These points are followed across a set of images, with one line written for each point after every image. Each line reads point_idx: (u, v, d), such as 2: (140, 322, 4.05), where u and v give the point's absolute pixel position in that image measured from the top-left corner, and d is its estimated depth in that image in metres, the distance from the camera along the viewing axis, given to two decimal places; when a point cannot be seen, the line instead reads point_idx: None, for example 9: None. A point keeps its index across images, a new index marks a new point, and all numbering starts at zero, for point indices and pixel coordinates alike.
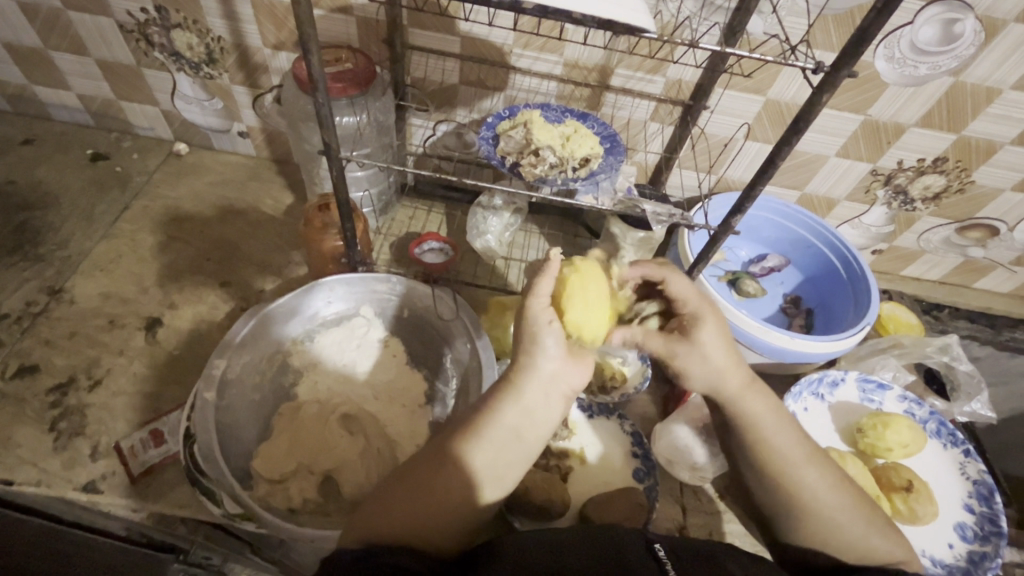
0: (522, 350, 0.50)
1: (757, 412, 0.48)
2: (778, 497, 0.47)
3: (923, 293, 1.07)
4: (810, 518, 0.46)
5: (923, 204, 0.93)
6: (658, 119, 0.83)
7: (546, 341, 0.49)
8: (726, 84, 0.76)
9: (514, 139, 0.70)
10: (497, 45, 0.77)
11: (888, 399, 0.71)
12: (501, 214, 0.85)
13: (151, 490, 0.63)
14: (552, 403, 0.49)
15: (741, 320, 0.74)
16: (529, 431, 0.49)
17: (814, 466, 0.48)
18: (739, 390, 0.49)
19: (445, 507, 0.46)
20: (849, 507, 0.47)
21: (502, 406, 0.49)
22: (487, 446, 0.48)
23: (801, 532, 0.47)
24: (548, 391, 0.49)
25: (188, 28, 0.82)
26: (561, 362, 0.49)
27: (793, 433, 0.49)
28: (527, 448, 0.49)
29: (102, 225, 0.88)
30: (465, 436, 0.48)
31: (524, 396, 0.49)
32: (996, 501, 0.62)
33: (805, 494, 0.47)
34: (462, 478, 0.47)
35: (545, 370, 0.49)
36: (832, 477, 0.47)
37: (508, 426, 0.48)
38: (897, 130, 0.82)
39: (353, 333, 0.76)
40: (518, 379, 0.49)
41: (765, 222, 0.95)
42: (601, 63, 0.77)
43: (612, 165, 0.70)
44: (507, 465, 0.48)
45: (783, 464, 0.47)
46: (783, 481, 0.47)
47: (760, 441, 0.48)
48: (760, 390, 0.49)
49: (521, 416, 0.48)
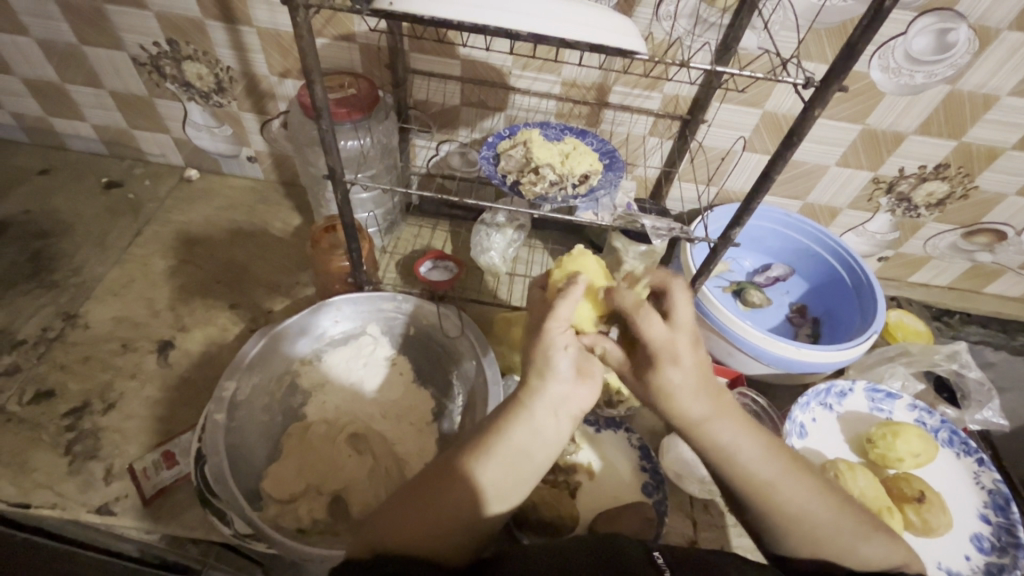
0: (534, 369, 0.50)
1: (725, 438, 0.48)
2: (758, 518, 0.48)
3: (932, 299, 1.06)
4: (793, 535, 0.47)
5: (927, 210, 0.92)
6: (657, 133, 0.84)
7: (557, 364, 0.50)
8: (722, 97, 0.77)
9: (514, 158, 0.71)
10: (496, 67, 0.79)
11: (898, 408, 0.70)
12: (504, 231, 0.87)
13: (163, 511, 0.64)
14: (560, 423, 0.50)
15: (746, 331, 0.74)
16: (538, 449, 0.49)
17: (793, 485, 0.47)
18: (703, 420, 0.48)
19: (454, 520, 0.46)
20: (831, 520, 0.47)
21: (510, 424, 0.49)
22: (495, 463, 0.48)
23: (786, 546, 0.48)
24: (558, 412, 0.49)
25: (198, 59, 0.85)
26: (571, 383, 0.50)
27: (767, 452, 0.48)
28: (535, 466, 0.49)
29: (116, 250, 0.90)
30: (476, 448, 0.49)
31: (532, 414, 0.49)
32: (1012, 511, 0.61)
33: (785, 512, 0.47)
34: (471, 490, 0.47)
35: (556, 390, 0.50)
36: (810, 490, 0.48)
37: (517, 445, 0.48)
38: (896, 138, 0.82)
39: (361, 352, 0.77)
40: (528, 399, 0.50)
41: (768, 232, 0.95)
42: (599, 81, 0.79)
43: (611, 181, 0.71)
44: (513, 480, 0.48)
45: (757, 488, 0.47)
46: (757, 500, 0.47)
47: (730, 463, 0.48)
48: (727, 414, 0.48)
49: (529, 435, 0.48)
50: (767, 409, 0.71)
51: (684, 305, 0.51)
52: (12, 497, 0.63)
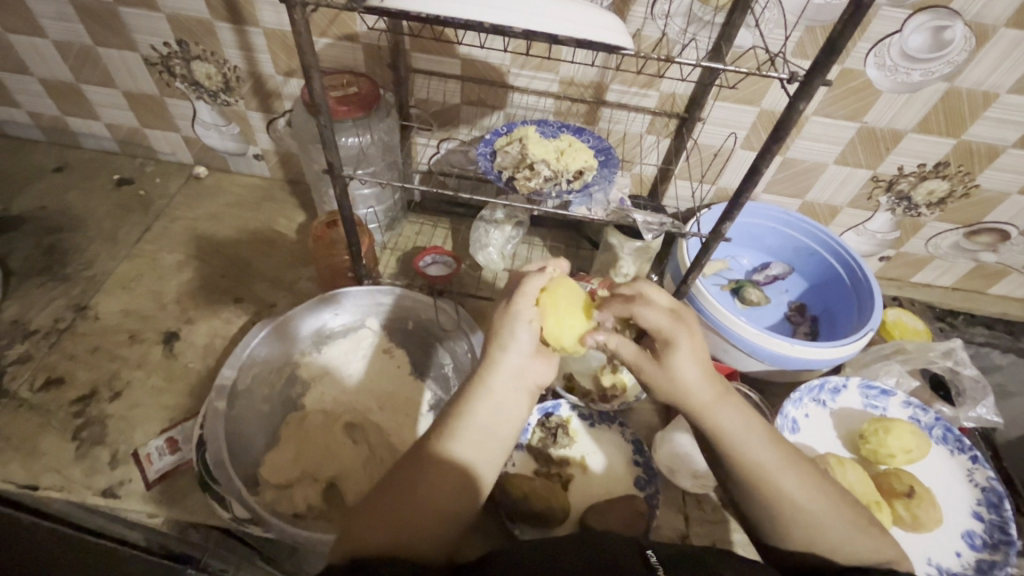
0: (491, 345, 0.53)
1: (730, 422, 0.49)
2: (759, 506, 0.48)
3: (935, 299, 1.05)
4: (793, 525, 0.47)
5: (928, 209, 0.92)
6: (654, 131, 0.85)
7: (518, 337, 0.52)
8: (717, 95, 0.78)
9: (510, 154, 0.73)
10: (495, 65, 0.80)
11: (892, 405, 0.70)
12: (503, 227, 0.88)
13: (166, 495, 0.66)
14: (519, 395, 0.52)
15: (740, 327, 0.74)
16: (502, 425, 0.50)
17: (794, 472, 0.48)
18: (707, 403, 0.50)
19: (433, 503, 0.46)
20: (831, 509, 0.47)
21: (472, 403, 0.50)
22: (465, 440, 0.49)
23: (785, 537, 0.47)
24: (517, 383, 0.52)
25: (206, 59, 0.87)
26: (527, 355, 0.53)
27: (768, 440, 0.49)
28: (501, 441, 0.50)
29: (126, 245, 0.93)
30: (442, 429, 0.50)
31: (490, 389, 0.51)
32: (1006, 508, 0.61)
33: (785, 500, 0.47)
34: (442, 470, 0.47)
35: (513, 362, 0.52)
36: (810, 480, 0.48)
37: (480, 422, 0.49)
38: (895, 136, 0.82)
39: (359, 345, 0.78)
40: (486, 375, 0.52)
41: (767, 230, 0.95)
42: (596, 79, 0.80)
43: (606, 177, 0.72)
44: (483, 457, 0.49)
45: (761, 473, 0.47)
46: (760, 485, 0.47)
47: (735, 447, 0.49)
48: (731, 401, 0.50)
49: (491, 409, 0.50)
50: (761, 403, 0.72)
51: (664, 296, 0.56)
52: (21, 479, 0.66)
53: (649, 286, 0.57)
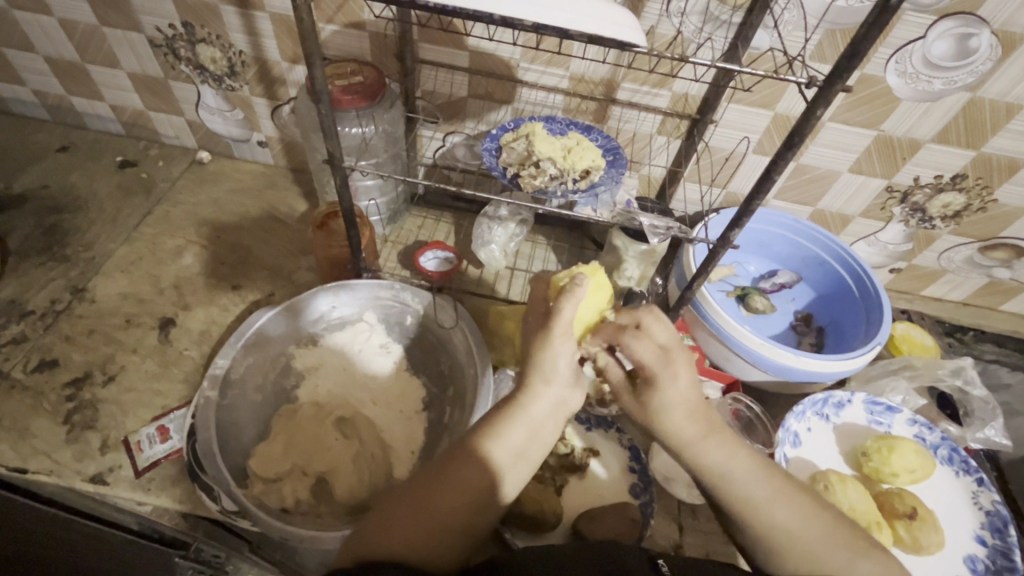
0: (533, 372, 0.51)
1: (716, 459, 0.48)
2: (750, 541, 0.46)
3: (945, 314, 1.03)
4: (790, 557, 0.44)
5: (943, 222, 0.90)
6: (665, 133, 0.83)
7: (558, 367, 0.51)
8: (731, 97, 0.76)
9: (515, 151, 0.71)
10: (504, 59, 0.79)
11: (897, 422, 0.69)
12: (506, 225, 0.86)
13: (154, 483, 0.65)
14: (553, 424, 0.51)
15: (745, 336, 0.73)
16: (533, 449, 0.50)
17: (783, 504, 0.46)
18: (694, 442, 0.49)
19: (463, 521, 0.45)
20: (829, 537, 0.45)
21: (506, 425, 0.49)
22: (505, 457, 0.48)
23: (782, 570, 0.45)
24: (554, 412, 0.51)
25: (212, 43, 0.86)
26: (568, 388, 0.51)
27: (758, 473, 0.48)
28: (532, 465, 0.50)
29: (126, 227, 0.92)
30: (480, 444, 0.48)
31: (530, 413, 0.49)
32: (1010, 534, 0.59)
33: (774, 531, 0.45)
34: (478, 488, 0.46)
35: (554, 392, 0.51)
36: (804, 510, 0.46)
37: (514, 445, 0.48)
38: (912, 145, 0.80)
39: (356, 338, 0.77)
40: (527, 399, 0.50)
41: (776, 238, 0.93)
42: (607, 77, 0.78)
43: (613, 178, 0.71)
44: (516, 477, 0.48)
45: (750, 508, 0.46)
46: (750, 521, 0.46)
47: (723, 485, 0.47)
48: (717, 436, 0.49)
49: (528, 434, 0.49)
50: (761, 416, 0.71)
51: (663, 327, 0.52)
52: (11, 461, 0.65)
53: (649, 314, 0.53)
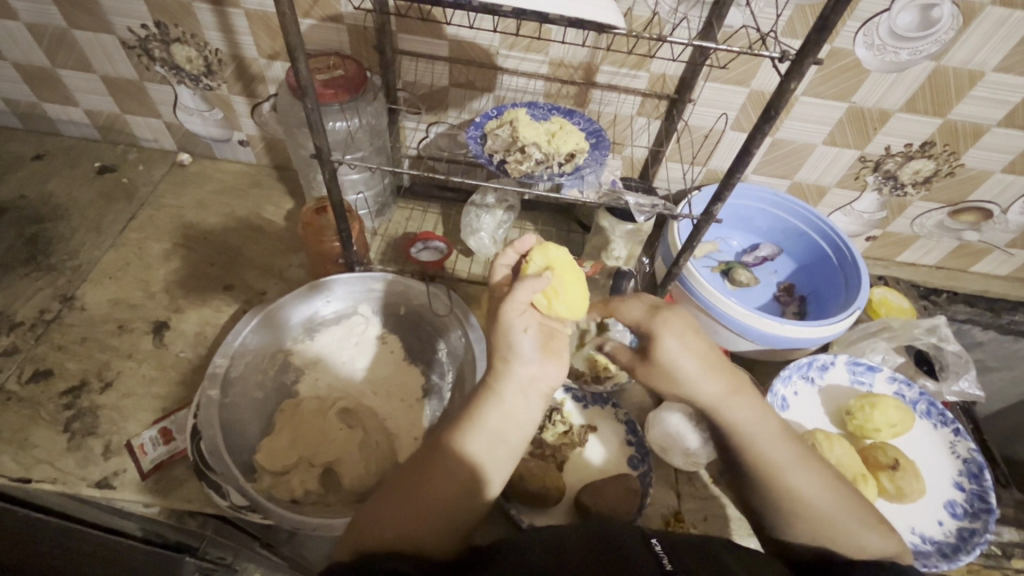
0: (497, 356, 0.51)
1: (744, 420, 0.52)
2: (765, 499, 0.51)
3: (920, 278, 1.07)
4: (799, 520, 0.49)
5: (914, 188, 0.93)
6: (645, 113, 0.85)
7: (519, 346, 0.51)
8: (708, 76, 0.78)
9: (500, 138, 0.72)
10: (483, 47, 0.79)
11: (878, 380, 0.72)
12: (494, 212, 0.88)
13: (160, 485, 0.66)
14: (532, 403, 0.51)
15: (730, 308, 0.75)
16: (513, 431, 0.50)
17: (803, 470, 0.50)
18: (718, 398, 0.53)
19: (449, 505, 0.47)
20: (839, 505, 0.49)
21: (482, 411, 0.50)
22: (478, 442, 0.49)
23: (789, 530, 0.50)
24: (528, 392, 0.51)
25: (187, 43, 0.85)
26: (537, 363, 0.51)
27: (783, 439, 0.52)
28: (512, 447, 0.50)
29: (111, 233, 0.91)
30: (457, 430, 0.50)
31: (504, 401, 0.50)
32: (985, 478, 0.63)
33: (793, 494, 0.50)
34: (457, 474, 0.48)
35: (523, 373, 0.50)
36: (821, 479, 0.50)
37: (490, 430, 0.49)
38: (882, 116, 0.82)
39: (352, 331, 0.78)
40: (497, 386, 0.50)
41: (756, 212, 0.96)
42: (586, 60, 0.79)
43: (597, 159, 0.72)
44: (497, 460, 0.50)
45: (771, 469, 0.50)
46: (772, 483, 0.50)
47: (749, 446, 0.51)
48: (743, 398, 0.53)
49: (502, 418, 0.50)
50: None
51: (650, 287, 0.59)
52: (12, 471, 0.65)
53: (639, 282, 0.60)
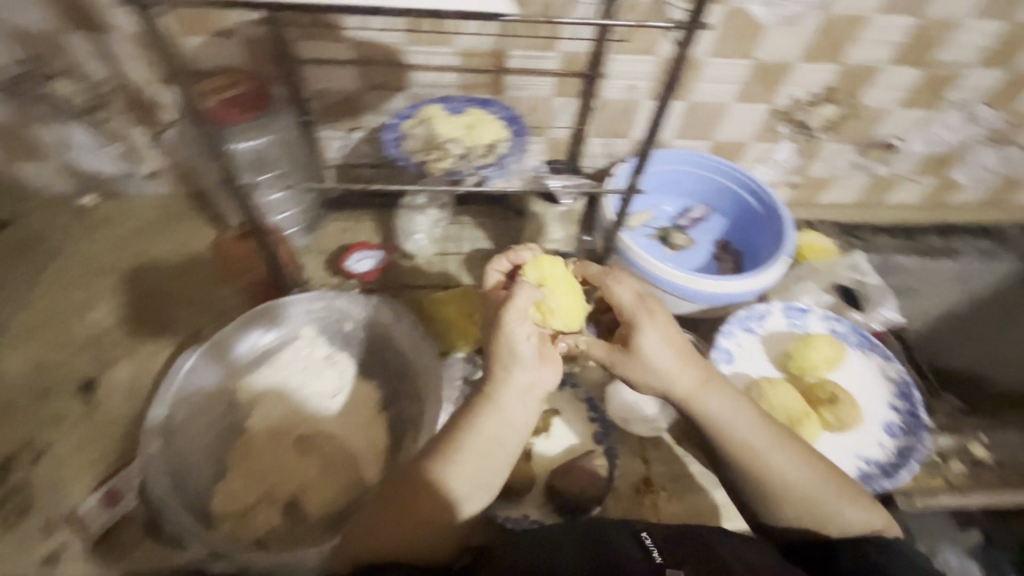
0: (498, 363, 0.52)
1: (716, 407, 0.53)
2: (746, 486, 0.51)
3: (841, 216, 1.13)
4: (784, 504, 0.50)
5: (824, 133, 0.98)
6: (562, 93, 0.85)
7: (519, 352, 0.51)
8: (616, 49, 0.78)
9: (417, 137, 0.71)
10: (388, 45, 0.78)
11: (813, 321, 0.76)
12: (427, 212, 0.87)
13: (115, 550, 0.63)
14: (526, 408, 0.52)
15: (670, 274, 0.77)
16: (510, 436, 0.51)
17: (782, 451, 0.51)
18: (690, 389, 0.53)
19: (450, 512, 0.48)
20: (822, 483, 0.50)
21: (478, 418, 0.51)
22: (474, 450, 0.49)
23: (778, 515, 0.50)
24: (525, 397, 0.51)
25: (68, 77, 0.79)
26: (534, 369, 0.52)
27: (760, 423, 0.52)
28: (509, 452, 0.51)
29: (17, 293, 0.84)
30: (451, 439, 0.50)
31: (497, 407, 0.51)
32: (915, 396, 0.69)
33: (777, 477, 0.50)
34: (457, 482, 0.48)
35: (521, 378, 0.51)
36: (801, 458, 0.51)
37: (488, 436, 0.50)
38: (785, 68, 0.86)
39: (298, 357, 0.75)
40: (491, 390, 0.51)
41: (684, 176, 0.99)
42: (494, 47, 0.78)
43: (519, 147, 0.72)
44: (495, 466, 0.50)
45: (751, 454, 0.51)
46: (754, 469, 0.50)
47: (727, 434, 0.52)
48: (714, 387, 0.54)
49: (496, 423, 0.50)
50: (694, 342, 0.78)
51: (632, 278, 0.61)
52: None
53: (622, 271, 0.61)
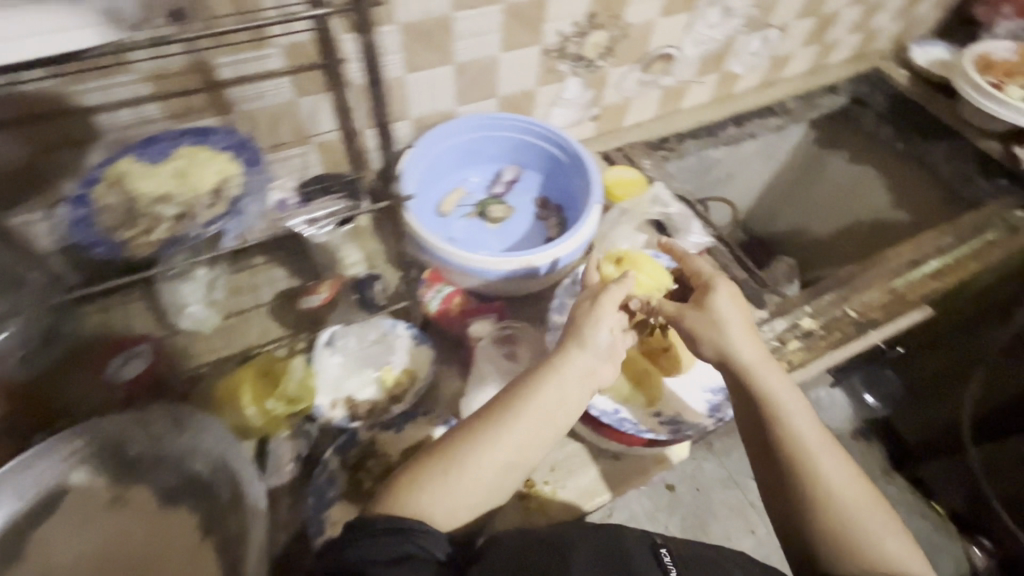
0: (573, 335, 0.62)
1: (775, 385, 0.59)
2: (787, 475, 0.55)
3: (649, 133, 1.11)
4: (819, 505, 0.52)
5: (604, 60, 0.94)
6: (305, 92, 0.71)
7: (597, 337, 0.62)
8: (343, 29, 0.66)
9: (113, 209, 0.57)
10: (43, 92, 0.59)
11: (635, 263, 0.77)
12: (194, 276, 0.73)
13: None
14: (578, 393, 0.60)
15: (484, 260, 0.73)
16: (556, 415, 0.59)
17: (829, 456, 0.55)
18: (753, 364, 0.60)
19: (492, 478, 0.55)
20: (864, 502, 0.53)
21: (543, 388, 0.59)
22: (524, 422, 0.57)
23: (808, 517, 0.52)
24: (580, 383, 0.61)
25: None
26: (600, 359, 0.62)
27: (817, 428, 0.57)
28: (545, 440, 0.58)
29: None
30: (531, 396, 0.58)
31: (543, 394, 0.59)
32: None
33: (818, 479, 0.53)
34: (511, 453, 0.56)
35: (588, 358, 0.61)
36: (844, 470, 0.55)
37: (544, 406, 0.58)
38: (538, 6, 0.79)
39: (74, 513, 0.60)
40: (564, 356, 0.61)
41: (482, 142, 0.91)
42: (191, 61, 0.63)
43: (257, 182, 0.59)
44: (536, 442, 0.58)
45: (798, 442, 0.55)
46: (799, 465, 0.54)
47: (780, 419, 0.57)
48: (776, 370, 0.60)
49: (551, 401, 0.58)
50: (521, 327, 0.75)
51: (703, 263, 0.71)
52: None
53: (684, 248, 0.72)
